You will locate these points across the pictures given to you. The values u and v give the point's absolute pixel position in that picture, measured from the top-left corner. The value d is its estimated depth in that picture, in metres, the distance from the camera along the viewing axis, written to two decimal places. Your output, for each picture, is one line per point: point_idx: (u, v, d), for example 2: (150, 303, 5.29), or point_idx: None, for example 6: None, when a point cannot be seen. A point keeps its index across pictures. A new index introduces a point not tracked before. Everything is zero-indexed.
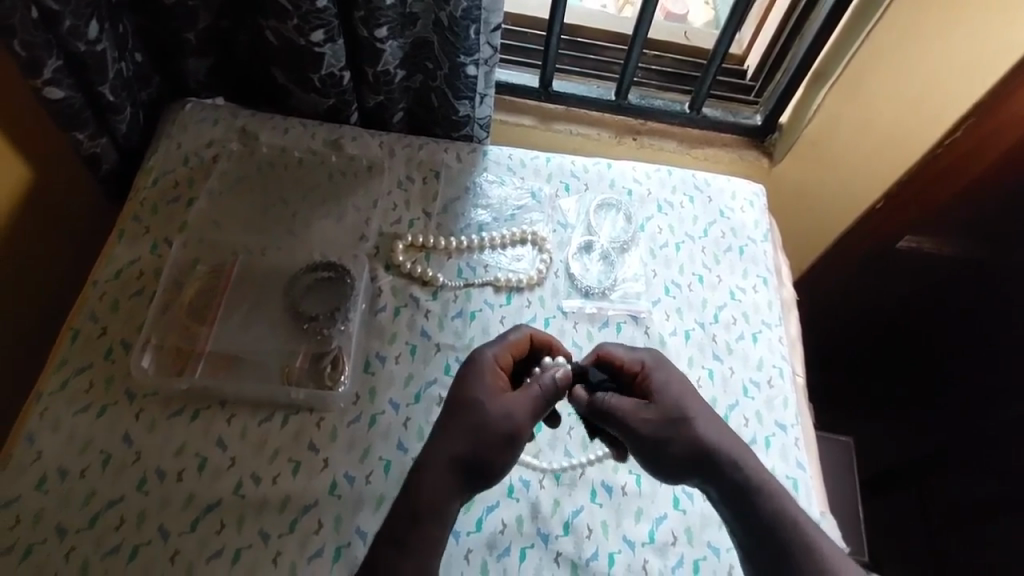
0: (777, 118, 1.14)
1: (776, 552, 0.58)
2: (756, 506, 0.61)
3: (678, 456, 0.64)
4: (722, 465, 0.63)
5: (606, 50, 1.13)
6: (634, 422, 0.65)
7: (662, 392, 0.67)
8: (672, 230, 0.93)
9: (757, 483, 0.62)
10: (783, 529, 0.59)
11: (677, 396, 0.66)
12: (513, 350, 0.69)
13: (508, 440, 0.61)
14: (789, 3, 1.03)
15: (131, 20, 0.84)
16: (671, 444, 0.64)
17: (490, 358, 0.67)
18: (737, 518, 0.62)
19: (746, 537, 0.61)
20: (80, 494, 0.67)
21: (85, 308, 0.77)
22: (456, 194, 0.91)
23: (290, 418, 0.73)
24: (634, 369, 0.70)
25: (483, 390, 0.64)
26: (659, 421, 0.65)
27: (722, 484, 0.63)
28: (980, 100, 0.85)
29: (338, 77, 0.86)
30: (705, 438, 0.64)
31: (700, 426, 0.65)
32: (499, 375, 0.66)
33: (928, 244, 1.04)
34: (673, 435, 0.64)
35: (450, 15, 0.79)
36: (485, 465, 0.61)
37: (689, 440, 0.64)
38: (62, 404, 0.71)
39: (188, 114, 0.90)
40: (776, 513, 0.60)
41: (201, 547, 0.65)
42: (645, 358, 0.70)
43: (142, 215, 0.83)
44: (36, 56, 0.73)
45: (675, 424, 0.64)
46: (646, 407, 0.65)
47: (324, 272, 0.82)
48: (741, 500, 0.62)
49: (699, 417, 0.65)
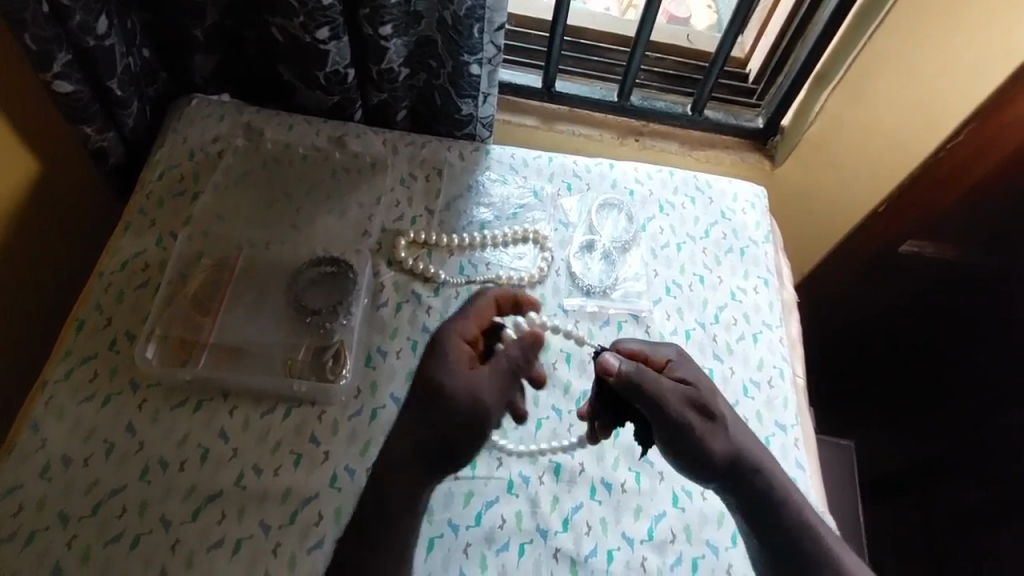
0: (779, 121, 1.11)
1: (805, 559, 0.60)
2: (786, 516, 0.63)
3: (713, 454, 0.64)
4: (751, 467, 0.64)
5: (609, 51, 1.14)
6: (675, 410, 0.64)
7: (699, 386, 0.68)
8: (673, 230, 0.93)
9: (790, 496, 0.64)
10: (812, 541, 0.61)
11: (711, 393, 0.68)
12: (476, 321, 0.68)
13: (477, 422, 0.59)
14: (792, 6, 1.03)
15: (139, 16, 0.85)
16: (711, 438, 0.64)
17: (453, 332, 0.65)
18: (760, 530, 0.63)
19: (774, 543, 0.62)
20: (83, 482, 0.67)
21: (90, 299, 0.77)
22: (459, 191, 0.92)
23: (291, 411, 0.74)
24: (661, 363, 0.71)
25: (449, 364, 0.61)
26: (700, 418, 0.65)
27: (752, 490, 0.64)
28: (989, 96, 0.87)
29: (343, 75, 0.87)
30: (739, 440, 0.66)
31: (735, 427, 0.66)
32: (463, 347, 0.64)
33: (928, 248, 1.06)
34: (711, 431, 0.65)
35: (454, 14, 0.80)
36: (456, 451, 0.59)
37: (726, 439, 0.65)
38: (67, 393, 0.71)
39: (195, 109, 0.91)
40: (806, 525, 0.62)
41: (203, 536, 0.66)
42: (673, 353, 0.71)
43: (148, 208, 0.84)
44: (47, 49, 0.74)
45: (715, 420, 0.65)
46: (683, 397, 0.65)
47: (327, 266, 0.83)
48: (770, 511, 0.63)
49: (730, 418, 0.67)
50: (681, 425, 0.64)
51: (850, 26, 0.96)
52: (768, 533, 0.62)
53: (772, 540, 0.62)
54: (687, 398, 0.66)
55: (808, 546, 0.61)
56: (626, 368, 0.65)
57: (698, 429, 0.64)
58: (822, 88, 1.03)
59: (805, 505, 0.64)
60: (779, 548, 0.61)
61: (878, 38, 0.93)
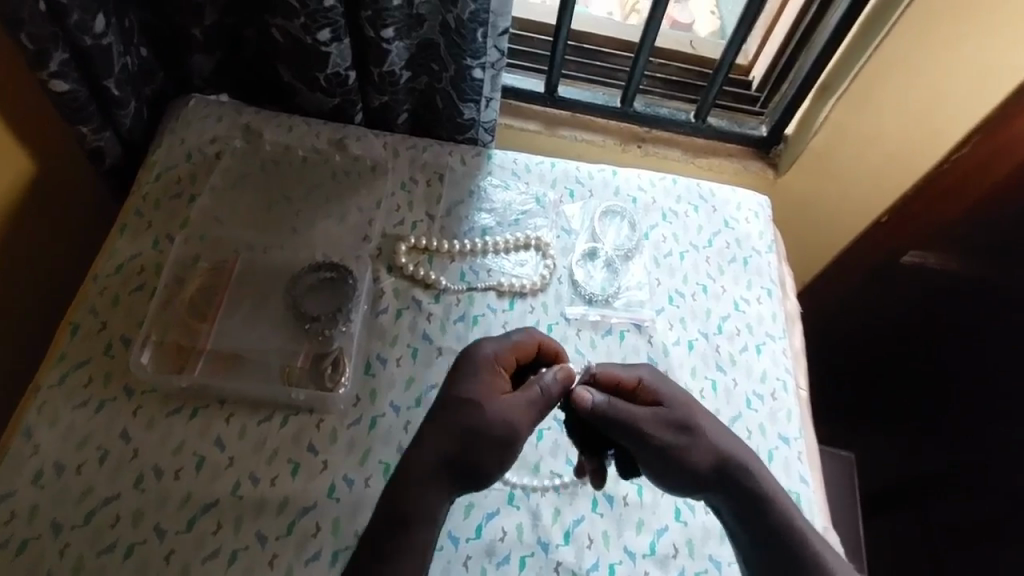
0: (782, 130, 1.12)
1: (790, 562, 0.61)
2: (772, 520, 0.63)
3: (696, 469, 0.64)
4: (737, 475, 0.64)
5: (612, 57, 1.13)
6: (653, 435, 0.63)
7: (671, 403, 0.66)
8: (676, 239, 0.92)
9: (773, 497, 0.64)
10: (796, 544, 0.62)
11: (686, 406, 0.66)
12: (515, 351, 0.67)
13: (505, 444, 0.60)
14: (797, 13, 1.02)
15: (137, 14, 0.84)
16: (691, 453, 0.64)
17: (489, 355, 0.65)
18: (750, 537, 0.63)
19: (758, 547, 0.63)
20: (76, 490, 0.65)
21: (84, 302, 0.76)
22: (461, 197, 0.91)
23: (289, 419, 0.72)
24: (633, 382, 0.68)
25: (484, 390, 0.63)
26: (676, 435, 0.64)
27: (741, 497, 0.64)
28: (997, 107, 0.86)
29: (344, 77, 0.86)
30: (721, 449, 0.65)
31: (714, 437, 0.65)
32: (498, 374, 0.65)
33: (931, 259, 1.04)
34: (692, 448, 0.64)
35: (458, 17, 0.79)
36: (476, 468, 0.60)
37: (707, 452, 0.64)
38: (61, 398, 0.70)
39: (193, 109, 0.90)
40: (791, 526, 0.63)
41: (198, 547, 0.64)
42: (644, 372, 0.69)
43: (144, 210, 0.82)
44: (43, 48, 0.72)
45: (695, 435, 0.64)
46: (657, 419, 0.64)
47: (327, 272, 0.81)
48: (756, 515, 0.63)
49: (710, 427, 0.65)
50: (660, 450, 0.63)
51: (858, 30, 0.98)
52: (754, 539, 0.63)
53: (759, 545, 0.63)
54: (662, 419, 0.64)
55: (797, 552, 0.61)
56: (597, 402, 0.64)
57: (679, 449, 0.63)
58: (825, 99, 1.06)
59: (792, 507, 0.64)
60: (770, 556, 0.62)
61: (885, 45, 0.95)
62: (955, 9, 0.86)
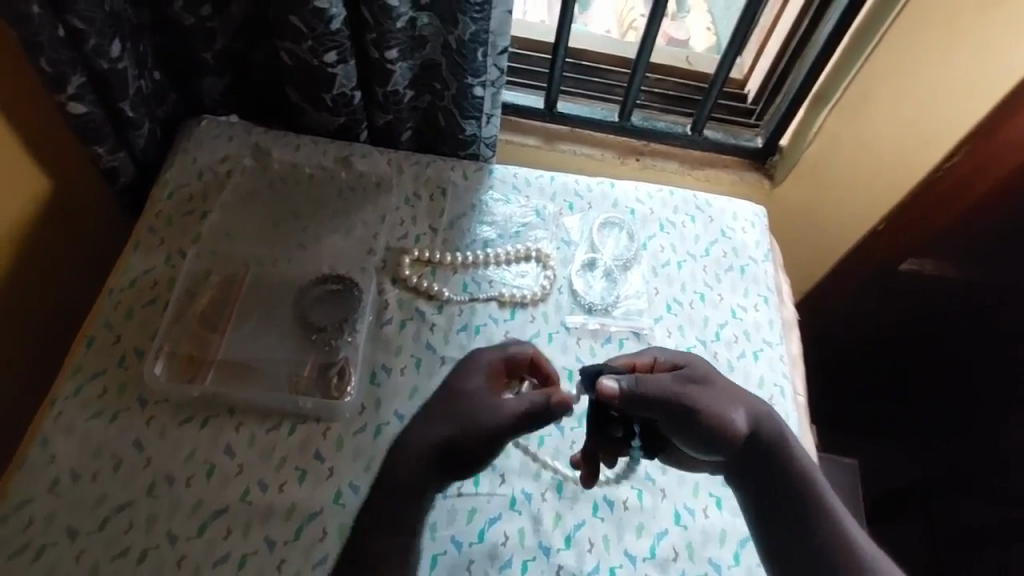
0: (777, 141, 1.16)
1: (801, 509, 0.60)
2: (789, 465, 0.63)
3: (723, 424, 0.64)
4: (755, 430, 0.65)
5: (611, 73, 1.16)
6: (685, 394, 0.64)
7: (692, 368, 0.68)
8: (674, 249, 0.94)
9: (787, 447, 0.64)
10: (814, 488, 0.62)
11: (705, 369, 0.69)
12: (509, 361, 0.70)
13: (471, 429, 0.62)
14: (787, 32, 1.07)
15: (151, 39, 0.87)
16: (713, 404, 0.64)
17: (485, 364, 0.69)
18: (766, 490, 0.62)
19: (776, 498, 0.62)
20: (91, 497, 0.68)
21: (99, 316, 0.78)
22: (463, 210, 0.93)
23: (296, 427, 0.75)
24: (648, 363, 0.71)
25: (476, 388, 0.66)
26: (700, 392, 0.65)
27: (759, 447, 0.64)
28: (1001, 100, 0.84)
29: (350, 96, 0.89)
30: (742, 403, 0.67)
31: (729, 394, 0.67)
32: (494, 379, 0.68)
33: (928, 266, 1.05)
34: (720, 400, 0.65)
35: (459, 38, 0.82)
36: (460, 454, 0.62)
37: (726, 405, 0.65)
38: (76, 409, 0.72)
39: (204, 130, 0.93)
40: (803, 473, 0.63)
41: (208, 551, 0.66)
42: (657, 352, 0.72)
43: (157, 227, 0.85)
44: (62, 71, 0.76)
45: (714, 391, 0.66)
46: (682, 383, 0.65)
47: (333, 284, 0.84)
48: (775, 465, 0.63)
49: (727, 384, 0.68)
50: (695, 406, 0.63)
51: (846, 47, 1.02)
52: (774, 483, 0.62)
53: (782, 493, 0.62)
54: (685, 379, 0.66)
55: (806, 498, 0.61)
56: (621, 384, 0.63)
57: (712, 404, 0.64)
58: (821, 106, 1.09)
59: (805, 456, 0.65)
60: (787, 505, 0.61)
61: (888, 40, 0.97)
62: (957, 16, 0.87)
